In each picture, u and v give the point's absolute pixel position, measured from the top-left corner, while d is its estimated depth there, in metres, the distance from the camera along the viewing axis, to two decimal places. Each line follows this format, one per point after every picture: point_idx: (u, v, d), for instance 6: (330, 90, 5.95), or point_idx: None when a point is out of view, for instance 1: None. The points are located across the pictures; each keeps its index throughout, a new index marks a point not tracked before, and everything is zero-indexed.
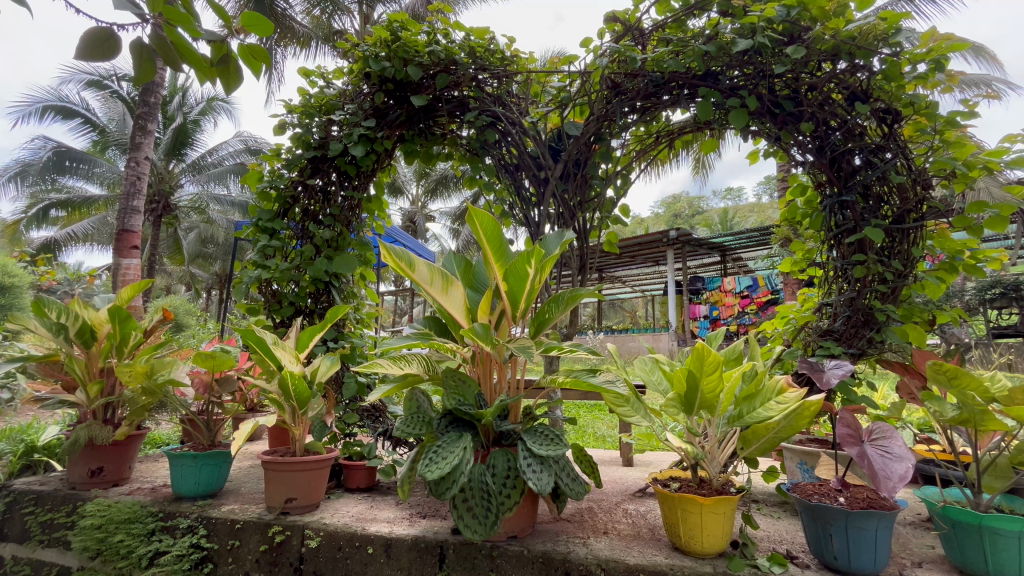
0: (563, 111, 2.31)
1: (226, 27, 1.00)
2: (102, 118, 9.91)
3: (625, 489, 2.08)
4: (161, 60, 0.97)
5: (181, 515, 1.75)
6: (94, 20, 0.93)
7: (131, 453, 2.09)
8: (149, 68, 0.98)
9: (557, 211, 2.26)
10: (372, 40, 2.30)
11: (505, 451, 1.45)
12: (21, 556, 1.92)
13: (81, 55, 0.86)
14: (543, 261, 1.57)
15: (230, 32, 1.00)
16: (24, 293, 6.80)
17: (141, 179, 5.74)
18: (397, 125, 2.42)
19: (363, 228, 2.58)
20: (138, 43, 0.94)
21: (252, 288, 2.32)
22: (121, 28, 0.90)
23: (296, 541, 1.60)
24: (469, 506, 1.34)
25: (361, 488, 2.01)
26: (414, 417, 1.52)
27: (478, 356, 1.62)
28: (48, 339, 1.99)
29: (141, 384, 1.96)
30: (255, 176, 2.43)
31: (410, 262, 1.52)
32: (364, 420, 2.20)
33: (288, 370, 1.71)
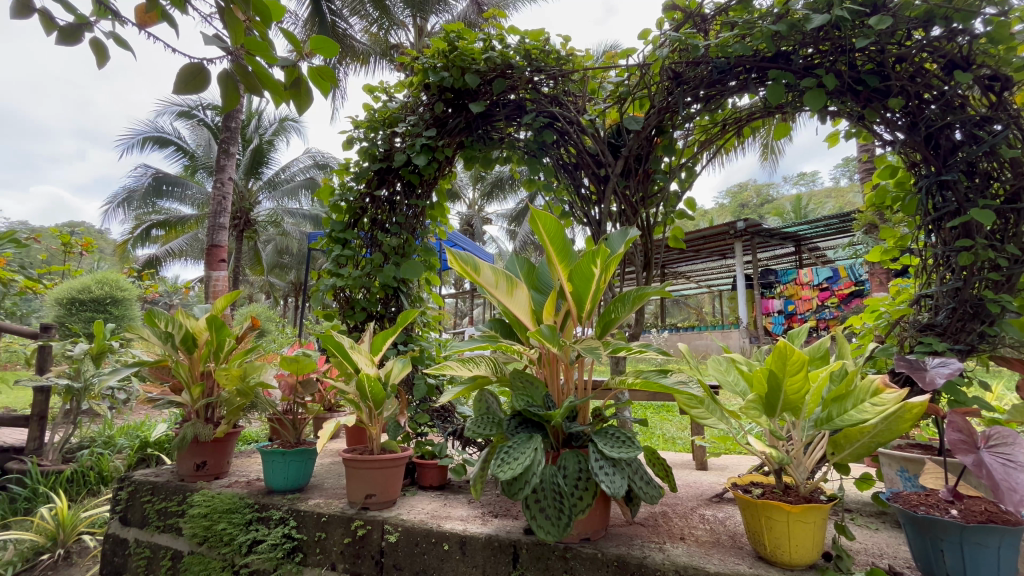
0: (622, 106, 2.27)
1: (298, 53, 1.07)
2: (191, 145, 10.96)
3: (700, 493, 2.00)
4: (245, 88, 1.04)
5: (273, 507, 1.89)
6: (187, 58, 1.02)
7: (228, 449, 2.29)
8: (233, 96, 1.05)
9: (619, 209, 2.24)
10: (431, 52, 2.38)
11: (576, 453, 1.45)
12: (142, 539, 2.17)
13: (177, 90, 0.95)
14: (608, 260, 1.54)
15: (301, 56, 1.07)
16: (132, 305, 7.67)
17: (226, 199, 6.29)
18: (456, 133, 2.47)
19: (428, 234, 2.66)
20: (225, 73, 1.01)
21: (328, 295, 2.47)
22: (210, 62, 0.98)
23: (377, 535, 1.68)
24: (542, 507, 1.35)
25: (434, 486, 2.07)
26: (484, 417, 1.55)
27: (545, 357, 1.62)
28: (158, 346, 2.23)
29: (237, 386, 2.15)
30: (327, 190, 2.59)
31: (475, 266, 1.55)
32: (435, 420, 2.29)
33: (364, 373, 1.80)
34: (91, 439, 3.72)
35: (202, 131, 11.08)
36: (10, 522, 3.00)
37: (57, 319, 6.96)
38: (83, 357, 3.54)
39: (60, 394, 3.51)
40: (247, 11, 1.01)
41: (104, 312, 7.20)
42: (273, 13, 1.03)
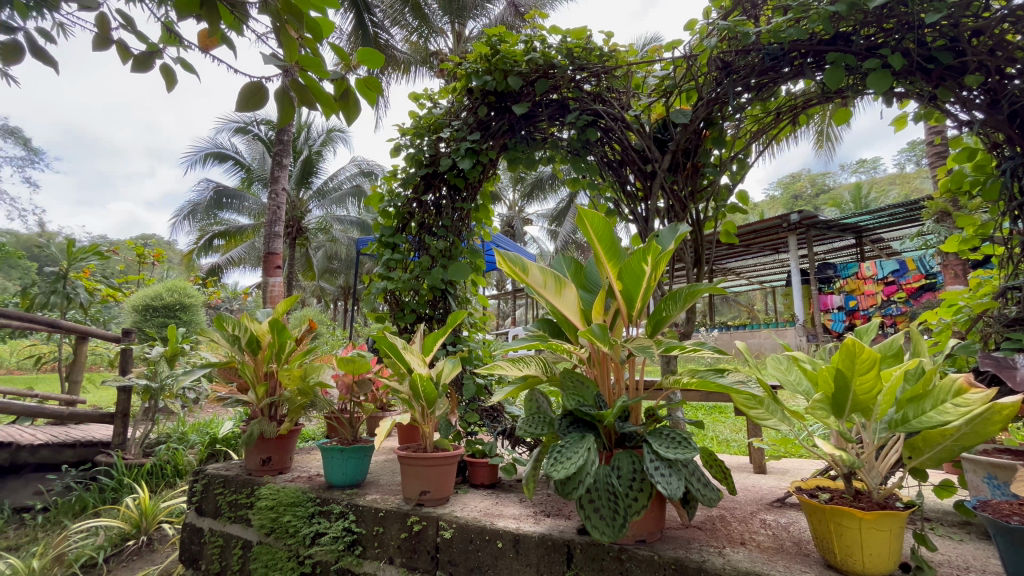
0: (667, 100, 2.23)
1: (347, 66, 1.13)
2: (248, 158, 11.62)
3: (760, 498, 1.92)
4: (299, 102, 1.10)
5: (334, 501, 1.97)
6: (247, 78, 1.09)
7: (290, 446, 2.41)
8: (289, 111, 1.12)
9: (667, 204, 2.21)
10: (473, 57, 2.41)
11: (630, 453, 1.43)
12: (216, 528, 2.32)
13: (240, 108, 1.02)
14: (659, 257, 1.51)
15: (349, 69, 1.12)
16: (198, 310, 8.19)
17: (281, 208, 6.64)
18: (500, 135, 2.49)
19: (474, 236, 2.69)
20: (280, 90, 1.07)
21: (379, 298, 2.56)
22: (267, 80, 1.04)
23: (432, 531, 1.72)
24: (596, 507, 1.34)
25: (485, 484, 2.10)
26: (535, 417, 1.56)
27: (595, 357, 1.61)
28: (227, 349, 2.38)
29: (298, 385, 2.27)
30: (376, 197, 2.69)
31: (524, 267, 1.56)
32: (484, 419, 2.32)
33: (417, 373, 1.85)
34: (167, 435, 4.02)
35: (257, 145, 11.72)
36: (101, 510, 3.30)
37: (134, 324, 7.55)
38: (159, 359, 3.83)
39: (139, 393, 3.81)
40: (300, 29, 1.07)
41: (175, 317, 7.77)
42: (324, 29, 1.09)
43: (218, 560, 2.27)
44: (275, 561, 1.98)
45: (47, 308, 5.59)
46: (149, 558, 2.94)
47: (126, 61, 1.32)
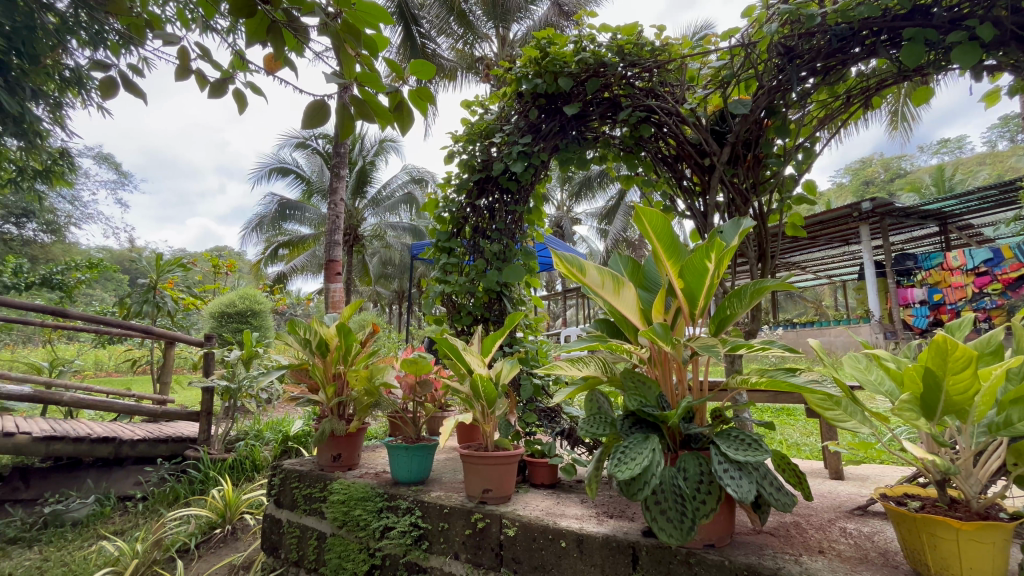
0: (725, 90, 2.17)
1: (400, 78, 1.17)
2: (308, 172, 12.31)
3: (837, 505, 1.81)
4: (357, 115, 1.16)
5: (400, 497, 2.06)
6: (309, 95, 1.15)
7: (358, 443, 2.53)
8: (348, 125, 1.18)
9: (727, 198, 2.17)
10: (523, 61, 2.43)
11: (696, 455, 1.40)
12: (293, 520, 2.48)
13: (305, 126, 1.09)
14: (722, 253, 1.47)
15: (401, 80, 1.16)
16: (267, 316, 8.75)
17: (339, 217, 6.99)
18: (551, 137, 2.47)
19: (527, 238, 2.71)
20: (340, 105, 1.13)
21: (437, 301, 2.64)
22: (329, 97, 1.10)
23: (496, 529, 1.76)
24: (663, 509, 1.32)
25: (545, 484, 2.11)
26: (596, 417, 1.56)
27: (656, 357, 1.59)
28: (299, 352, 2.53)
29: (364, 385, 2.39)
30: (432, 203, 2.79)
31: (581, 267, 1.56)
32: (542, 420, 2.35)
33: (477, 373, 1.89)
34: (245, 432, 4.34)
35: (316, 158, 12.37)
36: (191, 500, 3.60)
37: (212, 330, 8.18)
38: (236, 361, 4.16)
39: (220, 393, 4.13)
40: (358, 47, 1.13)
41: (247, 323, 8.36)
42: (379, 45, 1.15)
43: (296, 550, 2.42)
44: (348, 553, 2.09)
45: (141, 316, 6.18)
46: (234, 545, 3.18)
47: (204, 87, 1.46)
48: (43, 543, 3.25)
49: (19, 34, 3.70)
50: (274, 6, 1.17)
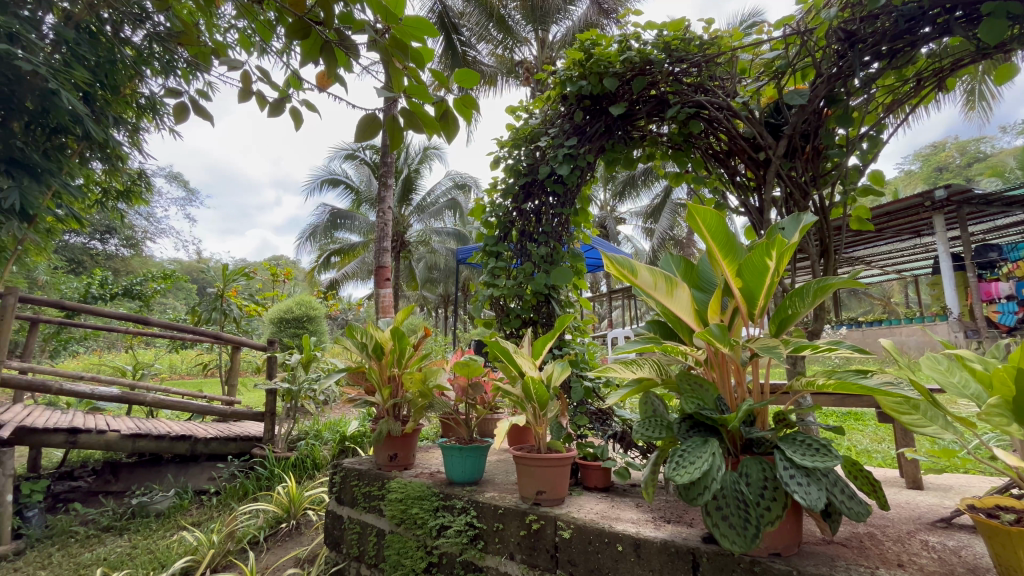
0: (780, 81, 2.11)
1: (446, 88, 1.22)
2: (357, 182, 12.80)
3: (917, 515, 1.70)
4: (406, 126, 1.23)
5: (456, 497, 2.10)
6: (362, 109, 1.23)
7: (413, 443, 2.61)
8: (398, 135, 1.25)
9: (785, 193, 2.10)
10: (567, 64, 2.43)
11: (759, 459, 1.35)
12: (353, 516, 2.58)
13: (359, 139, 1.16)
14: (783, 250, 1.42)
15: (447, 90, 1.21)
16: (321, 321, 9.16)
17: (387, 225, 7.23)
18: (597, 138, 2.46)
19: (574, 240, 2.70)
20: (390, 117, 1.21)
21: (486, 305, 2.68)
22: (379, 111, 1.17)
23: (550, 530, 1.77)
24: (725, 515, 1.29)
25: (598, 487, 2.09)
26: (652, 420, 1.54)
27: (713, 359, 1.55)
28: (356, 355, 2.64)
29: (419, 388, 2.45)
30: (480, 209, 2.84)
31: (632, 268, 1.55)
32: (594, 423, 2.34)
33: (529, 375, 1.90)
34: (306, 432, 4.57)
35: (364, 168, 12.86)
36: (259, 495, 3.83)
37: (272, 335, 8.66)
38: (297, 364, 4.39)
39: (283, 395, 4.37)
40: (405, 62, 1.19)
41: (304, 328, 8.79)
42: (425, 57, 1.20)
43: (357, 545, 2.53)
44: (407, 550, 2.16)
45: (210, 323, 6.65)
46: (298, 539, 3.36)
47: (263, 107, 1.63)
48: (132, 532, 3.56)
49: (103, 68, 4.31)
50: (327, 27, 1.26)
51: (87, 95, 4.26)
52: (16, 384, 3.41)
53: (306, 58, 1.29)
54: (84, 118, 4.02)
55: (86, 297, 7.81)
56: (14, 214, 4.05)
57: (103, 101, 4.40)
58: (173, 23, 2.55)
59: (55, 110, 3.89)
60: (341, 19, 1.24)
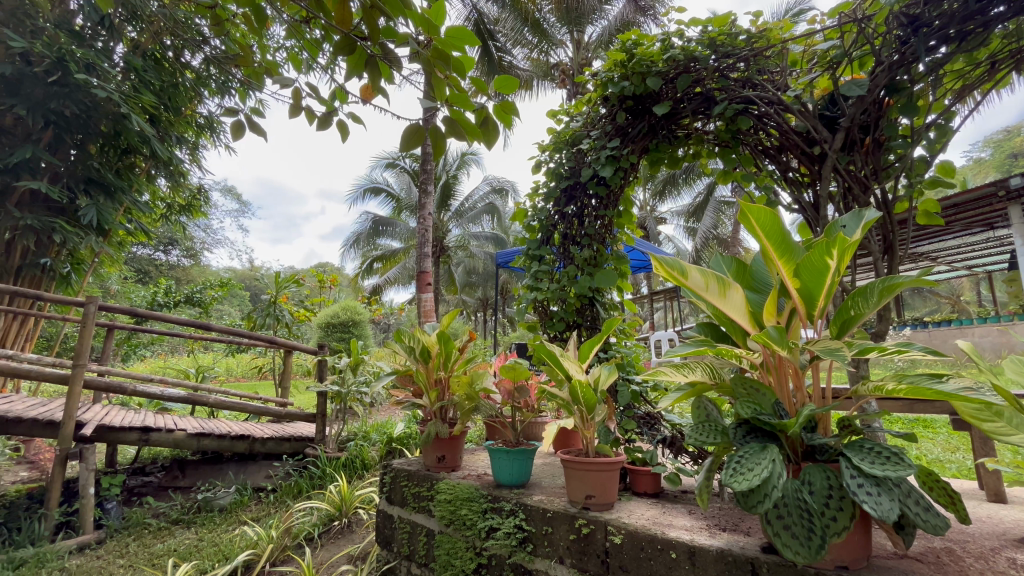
0: (834, 72, 2.02)
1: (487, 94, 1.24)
2: (398, 189, 13.15)
3: (1001, 531, 1.58)
4: (450, 133, 1.26)
5: (504, 499, 2.12)
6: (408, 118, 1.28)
7: (460, 446, 2.64)
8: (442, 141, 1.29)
9: (842, 188, 2.01)
10: (608, 65, 2.42)
11: (823, 467, 1.29)
12: (403, 516, 2.64)
13: (405, 146, 1.20)
14: (845, 248, 1.35)
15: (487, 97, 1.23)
16: (365, 326, 9.46)
17: (428, 231, 7.39)
18: (640, 138, 2.43)
19: (617, 242, 2.67)
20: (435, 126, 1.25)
21: (530, 308, 2.69)
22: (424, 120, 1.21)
23: (601, 535, 1.76)
24: (787, 524, 1.24)
25: (648, 493, 2.05)
26: (706, 425, 1.50)
27: (769, 362, 1.50)
28: (405, 358, 2.71)
29: (465, 391, 2.48)
30: (522, 213, 2.86)
31: (682, 270, 1.52)
32: (642, 427, 2.31)
33: (576, 379, 1.89)
34: (354, 433, 4.74)
35: (405, 176, 13.19)
36: (312, 493, 3.98)
37: (321, 339, 9.02)
38: (346, 368, 4.56)
39: (333, 397, 4.53)
40: (448, 71, 1.21)
41: (350, 332, 9.11)
42: (466, 66, 1.22)
43: (408, 544, 2.59)
44: (457, 550, 2.20)
45: (265, 328, 7.00)
46: (350, 537, 3.47)
47: (311, 121, 1.76)
48: (198, 525, 3.78)
49: (166, 92, 4.66)
50: (372, 42, 1.32)
51: (153, 117, 4.60)
52: (95, 386, 3.70)
53: (353, 73, 1.35)
54: (151, 138, 4.35)
55: (152, 305, 8.40)
56: (92, 229, 4.42)
57: (166, 122, 4.73)
58: (229, 45, 2.71)
59: (126, 132, 4.26)
60: (384, 33, 1.29)
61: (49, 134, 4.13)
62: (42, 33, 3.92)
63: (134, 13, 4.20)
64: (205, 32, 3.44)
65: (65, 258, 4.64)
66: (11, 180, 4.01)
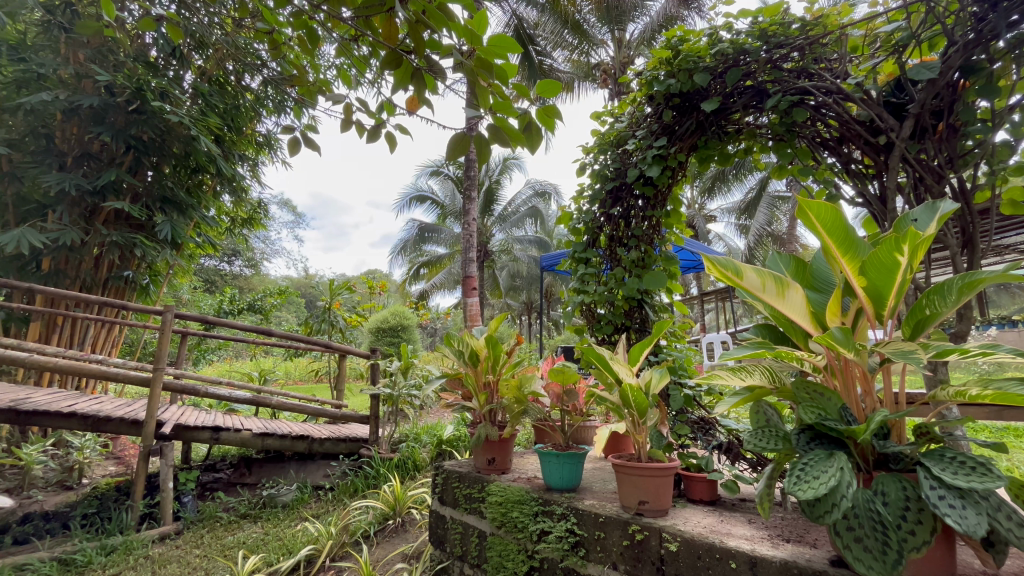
0: (900, 56, 1.91)
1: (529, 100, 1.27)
2: (442, 197, 13.45)
3: None
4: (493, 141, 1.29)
5: (555, 503, 2.11)
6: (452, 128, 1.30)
7: (510, 449, 2.66)
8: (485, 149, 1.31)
9: (912, 179, 1.89)
10: (653, 64, 2.38)
11: (898, 477, 1.22)
12: (455, 517, 2.69)
13: (451, 155, 1.24)
14: (919, 243, 1.26)
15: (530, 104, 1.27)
16: (413, 330, 9.72)
17: (472, 236, 7.50)
18: (688, 136, 2.38)
19: (666, 242, 2.61)
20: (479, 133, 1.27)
21: (577, 311, 2.68)
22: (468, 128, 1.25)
23: (655, 542, 1.73)
24: (858, 537, 1.17)
25: (704, 500, 2.00)
26: (766, 430, 1.44)
27: (834, 366, 1.43)
28: (454, 362, 2.76)
29: (515, 394, 2.48)
30: (567, 216, 2.85)
31: (737, 270, 1.46)
32: (696, 432, 2.25)
33: (626, 383, 1.86)
34: (406, 434, 4.89)
35: (449, 183, 13.46)
36: (367, 492, 4.13)
37: (372, 343, 9.35)
38: (397, 371, 4.71)
39: (385, 400, 4.68)
40: (491, 80, 1.25)
41: (399, 337, 9.39)
42: (509, 73, 1.25)
43: (460, 545, 2.63)
44: (509, 552, 2.22)
45: (321, 333, 7.35)
46: (404, 536, 3.57)
47: (361, 134, 1.83)
48: (264, 520, 4.00)
49: (229, 113, 5.01)
50: (418, 56, 1.37)
51: (219, 137, 4.94)
52: (172, 387, 4.00)
53: (399, 86, 1.41)
54: (217, 157, 4.68)
55: (219, 313, 9.02)
56: (167, 244, 4.80)
57: (230, 142, 5.06)
58: (285, 67, 2.87)
59: (195, 153, 4.60)
60: (429, 46, 1.33)
61: (130, 158, 4.53)
62: (123, 67, 4.34)
63: (201, 43, 4.54)
64: (263, 55, 3.64)
65: (144, 270, 5.08)
66: (99, 201, 4.42)
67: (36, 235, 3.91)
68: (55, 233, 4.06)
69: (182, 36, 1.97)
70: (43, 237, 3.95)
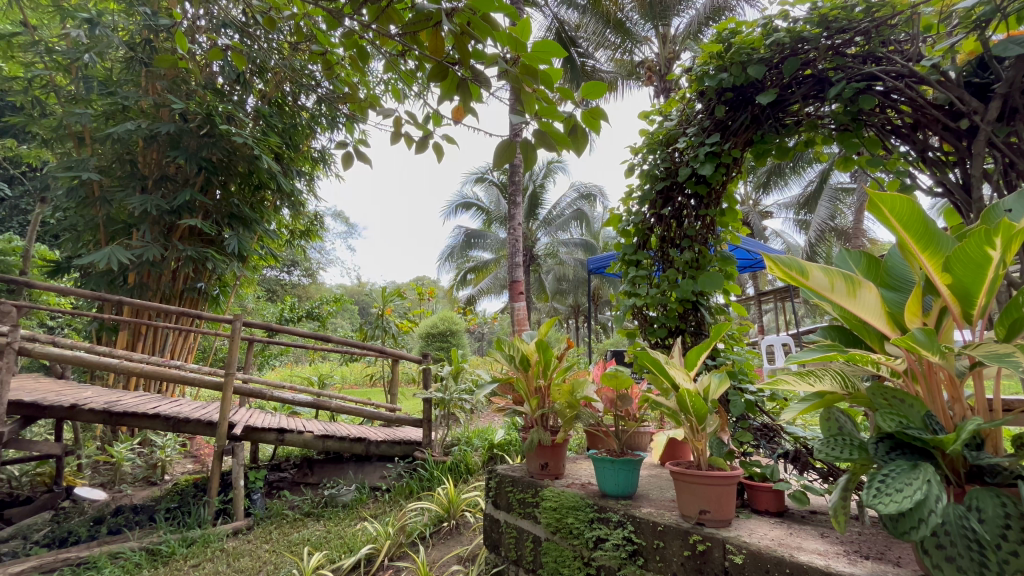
0: (983, 32, 1.73)
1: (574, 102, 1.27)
2: (488, 202, 13.63)
3: None
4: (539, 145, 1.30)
5: (611, 510, 2.08)
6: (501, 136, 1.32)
7: (563, 454, 2.63)
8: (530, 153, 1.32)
9: (998, 166, 1.76)
10: (703, 59, 2.31)
11: (996, 492, 1.11)
12: (510, 521, 2.70)
13: (499, 161, 1.26)
14: (1013, 235, 1.15)
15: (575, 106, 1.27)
16: (462, 334, 9.90)
17: (518, 241, 7.59)
18: (743, 131, 2.29)
19: (721, 242, 2.52)
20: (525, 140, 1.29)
21: (629, 315, 2.63)
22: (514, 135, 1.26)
23: (719, 553, 1.66)
24: (950, 556, 1.09)
25: (771, 511, 1.90)
26: (838, 439, 1.36)
27: (916, 370, 1.33)
28: (504, 367, 2.77)
29: (567, 399, 2.45)
30: (616, 219, 2.81)
31: (802, 270, 1.38)
32: (759, 439, 2.15)
33: (684, 388, 1.80)
34: (458, 438, 4.97)
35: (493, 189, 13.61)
36: (422, 494, 4.22)
37: (422, 348, 9.62)
38: (448, 376, 4.81)
39: (437, 403, 4.80)
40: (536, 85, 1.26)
41: (449, 341, 9.60)
42: (553, 76, 1.25)
43: (515, 549, 2.64)
44: (564, 559, 2.20)
45: (375, 338, 7.65)
46: (459, 538, 3.63)
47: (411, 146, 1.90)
48: (326, 519, 4.19)
49: (288, 132, 5.33)
50: (463, 66, 1.40)
51: (279, 155, 5.26)
52: (242, 391, 4.27)
53: (446, 96, 1.45)
54: (277, 174, 4.97)
55: (281, 320, 9.56)
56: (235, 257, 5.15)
57: (289, 159, 5.36)
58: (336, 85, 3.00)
59: (258, 170, 4.92)
60: (472, 56, 1.36)
61: (201, 178, 4.90)
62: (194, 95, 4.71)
63: (262, 68, 4.85)
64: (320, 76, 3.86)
65: (214, 282, 5.48)
66: (176, 219, 4.81)
67: (123, 252, 4.30)
68: (139, 250, 4.44)
69: (245, 62, 2.10)
70: (129, 254, 4.34)
